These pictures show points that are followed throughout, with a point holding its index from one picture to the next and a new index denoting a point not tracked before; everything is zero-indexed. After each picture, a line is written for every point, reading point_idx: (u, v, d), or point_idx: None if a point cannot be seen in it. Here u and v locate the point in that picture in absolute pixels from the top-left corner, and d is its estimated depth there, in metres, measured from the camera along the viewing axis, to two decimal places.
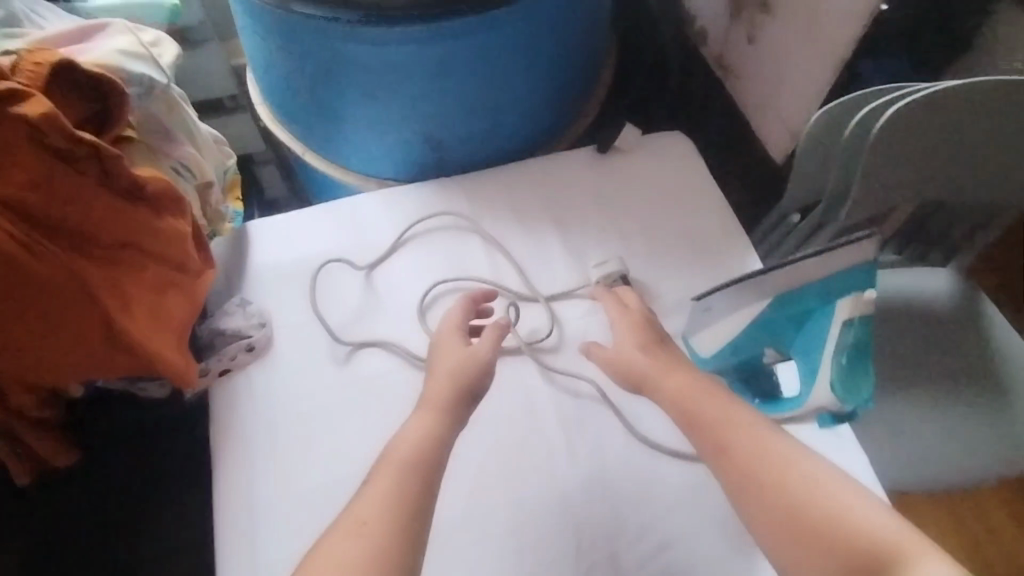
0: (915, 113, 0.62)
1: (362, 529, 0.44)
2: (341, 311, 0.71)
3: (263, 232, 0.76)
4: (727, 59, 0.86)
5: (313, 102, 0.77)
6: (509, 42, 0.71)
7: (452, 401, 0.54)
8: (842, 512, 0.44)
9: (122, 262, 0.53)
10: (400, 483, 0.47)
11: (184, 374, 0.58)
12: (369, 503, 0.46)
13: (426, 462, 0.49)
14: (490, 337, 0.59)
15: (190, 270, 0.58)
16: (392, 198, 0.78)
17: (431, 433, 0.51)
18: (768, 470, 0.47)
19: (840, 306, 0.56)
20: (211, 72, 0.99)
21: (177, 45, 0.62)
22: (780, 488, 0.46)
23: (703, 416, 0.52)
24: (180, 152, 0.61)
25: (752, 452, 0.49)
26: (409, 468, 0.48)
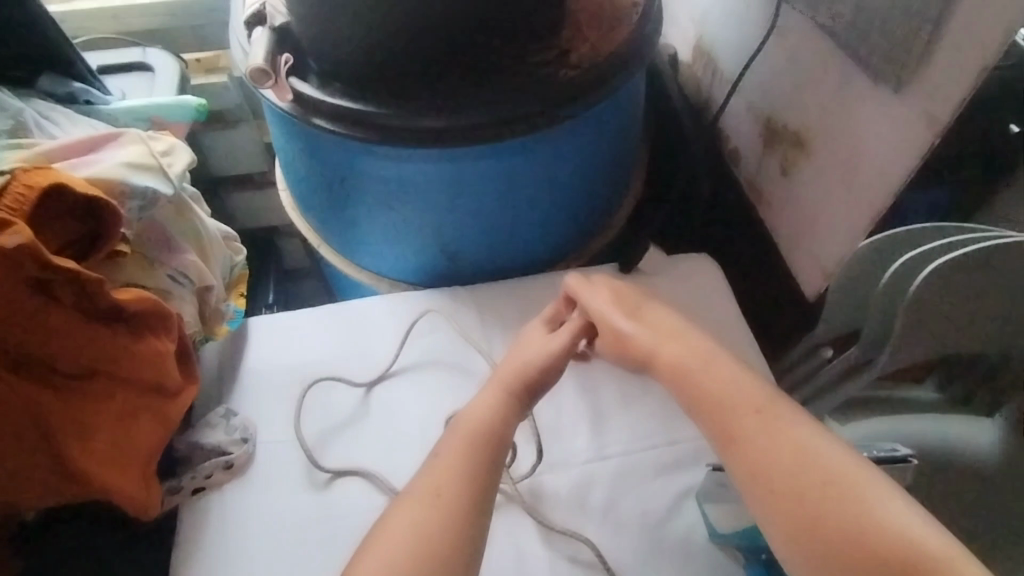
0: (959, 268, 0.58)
1: (437, 499, 0.49)
2: (332, 432, 0.70)
3: (263, 336, 0.76)
4: (760, 184, 0.83)
5: (330, 205, 0.76)
6: (530, 166, 0.69)
7: (527, 383, 0.59)
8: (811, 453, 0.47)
9: (94, 390, 0.54)
10: (471, 461, 0.52)
11: (144, 505, 0.58)
12: (435, 476, 0.51)
13: (491, 438, 0.54)
14: (567, 333, 0.63)
15: (167, 392, 0.59)
16: (399, 312, 0.77)
17: (497, 413, 0.56)
18: (728, 407, 0.51)
19: None
20: (239, 153, 0.98)
21: (193, 152, 0.61)
22: (735, 415, 0.50)
23: (689, 356, 0.54)
24: (178, 261, 0.62)
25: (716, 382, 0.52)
26: (480, 443, 0.54)
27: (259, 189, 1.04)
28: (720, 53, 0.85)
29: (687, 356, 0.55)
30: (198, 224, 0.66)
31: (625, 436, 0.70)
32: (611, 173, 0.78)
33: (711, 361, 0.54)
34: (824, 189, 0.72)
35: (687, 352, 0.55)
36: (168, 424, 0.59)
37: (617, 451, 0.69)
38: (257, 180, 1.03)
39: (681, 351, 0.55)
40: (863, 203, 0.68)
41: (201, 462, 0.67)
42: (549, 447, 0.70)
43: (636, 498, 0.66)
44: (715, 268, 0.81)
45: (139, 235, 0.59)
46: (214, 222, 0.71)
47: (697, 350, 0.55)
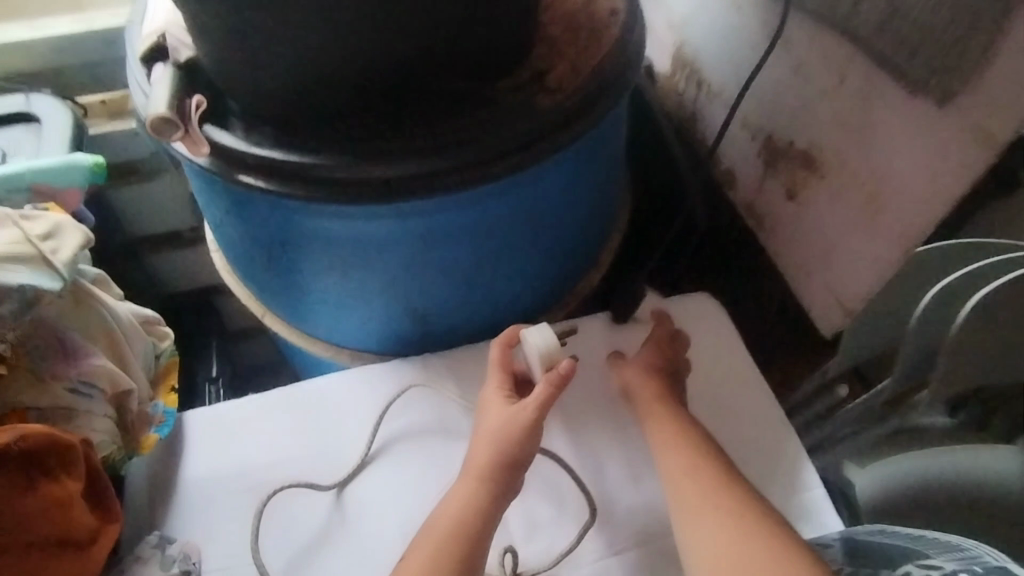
0: None
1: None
2: (297, 548, 0.58)
3: (200, 434, 0.63)
4: (759, 210, 0.75)
5: (271, 271, 0.64)
6: (507, 212, 0.58)
7: (507, 458, 0.54)
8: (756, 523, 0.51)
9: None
10: (435, 571, 0.49)
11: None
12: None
13: (463, 537, 0.51)
14: (539, 395, 0.55)
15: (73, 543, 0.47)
16: (362, 389, 0.65)
17: (471, 510, 0.52)
18: (712, 507, 0.53)
19: None
20: (160, 205, 0.85)
21: (86, 229, 0.49)
22: (718, 511, 0.52)
23: (670, 434, 0.58)
24: (80, 369, 0.50)
25: (700, 478, 0.54)
26: (447, 543, 0.51)
27: (188, 247, 0.91)
28: (704, 65, 0.76)
29: (661, 430, 0.58)
30: (106, 317, 0.53)
31: (643, 520, 0.59)
32: (597, 209, 0.68)
33: (690, 435, 0.57)
34: (842, 218, 0.64)
35: (664, 422, 0.58)
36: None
37: (633, 542, 0.58)
38: (186, 237, 0.90)
39: (666, 431, 0.58)
40: (895, 233, 0.59)
41: None
42: (556, 539, 0.58)
43: None
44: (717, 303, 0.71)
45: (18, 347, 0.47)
46: (127, 305, 0.58)
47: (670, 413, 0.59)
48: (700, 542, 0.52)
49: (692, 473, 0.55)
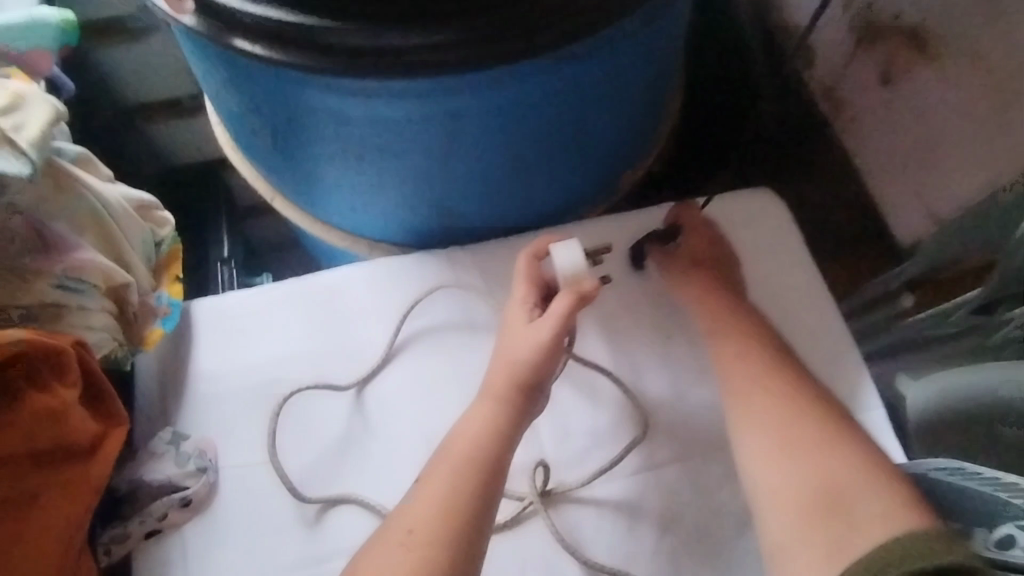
0: None
1: (410, 541, 0.43)
2: (317, 449, 0.54)
3: (208, 327, 0.58)
4: (840, 93, 0.66)
5: (280, 151, 0.57)
6: (554, 91, 0.50)
7: (527, 379, 0.49)
8: (837, 462, 0.45)
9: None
10: (456, 490, 0.45)
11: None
12: (411, 511, 0.44)
13: (483, 458, 0.46)
14: (561, 312, 0.48)
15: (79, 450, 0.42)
16: (382, 281, 0.60)
17: (493, 430, 0.47)
18: (786, 445, 0.46)
19: None
20: (156, 69, 0.76)
21: (59, 103, 0.41)
22: (798, 448, 0.46)
23: (743, 365, 0.50)
24: (62, 263, 0.43)
25: (773, 411, 0.48)
26: (463, 462, 0.46)
27: (190, 117, 0.83)
28: None
29: (733, 361, 0.51)
30: (90, 202, 0.46)
31: (684, 436, 0.54)
32: (654, 91, 0.59)
33: (764, 363, 0.50)
34: (949, 107, 0.55)
35: (741, 355, 0.51)
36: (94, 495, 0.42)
37: (671, 455, 0.54)
38: (187, 105, 0.82)
39: (740, 361, 0.51)
40: None
41: (150, 500, 0.52)
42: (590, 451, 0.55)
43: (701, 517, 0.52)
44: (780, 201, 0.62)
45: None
46: (118, 189, 0.51)
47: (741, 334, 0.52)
48: (761, 451, 0.47)
49: (764, 408, 0.48)
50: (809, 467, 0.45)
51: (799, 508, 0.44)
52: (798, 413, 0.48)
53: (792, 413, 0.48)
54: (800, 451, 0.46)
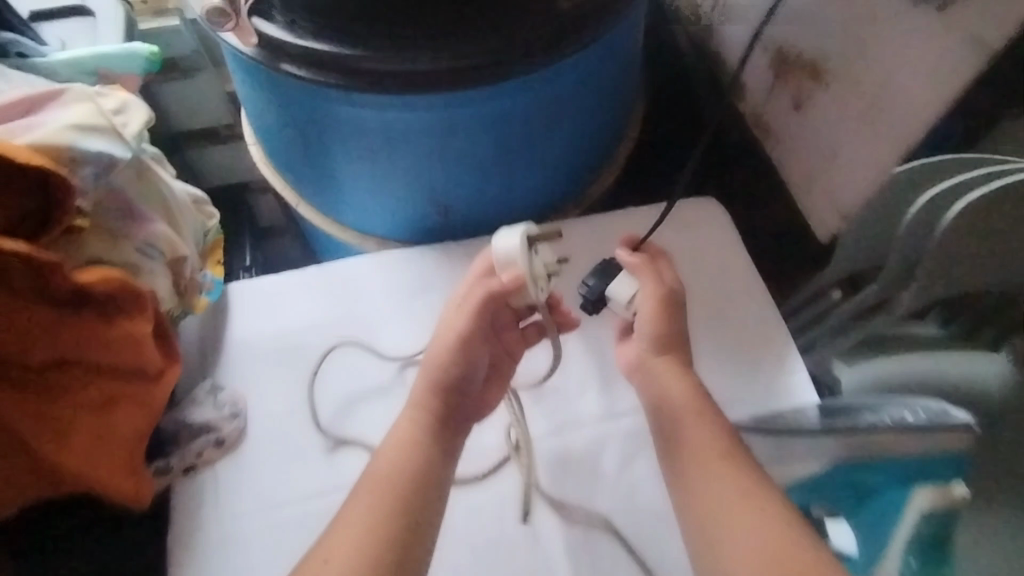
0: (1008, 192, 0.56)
1: (327, 566, 0.46)
2: (333, 398, 0.65)
3: (244, 302, 0.70)
4: (768, 120, 0.80)
5: (308, 159, 0.70)
6: (529, 109, 0.63)
7: (440, 398, 0.55)
8: (768, 499, 0.49)
9: (67, 382, 0.47)
10: (376, 524, 0.48)
11: (134, 495, 0.52)
12: (336, 536, 0.47)
13: (399, 483, 0.50)
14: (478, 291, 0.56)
15: (148, 375, 0.51)
16: (390, 267, 0.72)
17: (409, 463, 0.51)
18: (717, 486, 0.50)
19: (917, 496, 0.56)
20: (201, 103, 0.91)
21: (150, 112, 0.55)
22: (721, 486, 0.50)
23: (681, 393, 0.55)
24: (145, 233, 0.55)
25: (700, 448, 0.52)
26: (381, 485, 0.50)
27: (225, 145, 0.97)
28: None
29: (675, 395, 0.55)
30: (162, 188, 0.59)
31: None
32: (611, 114, 0.72)
33: (697, 402, 0.55)
34: (842, 127, 0.69)
35: (673, 375, 0.56)
36: (155, 409, 0.52)
37: (630, 409, 0.63)
38: (223, 135, 0.96)
39: (677, 389, 0.55)
40: (890, 138, 0.64)
41: (191, 440, 0.62)
42: None
43: (655, 460, 0.61)
44: (719, 205, 0.75)
45: (99, 206, 0.52)
46: (180, 184, 0.64)
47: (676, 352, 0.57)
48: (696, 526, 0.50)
49: (693, 445, 0.53)
50: (738, 505, 0.49)
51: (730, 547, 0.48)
52: (720, 451, 0.52)
53: (717, 453, 0.52)
54: (727, 492, 0.50)
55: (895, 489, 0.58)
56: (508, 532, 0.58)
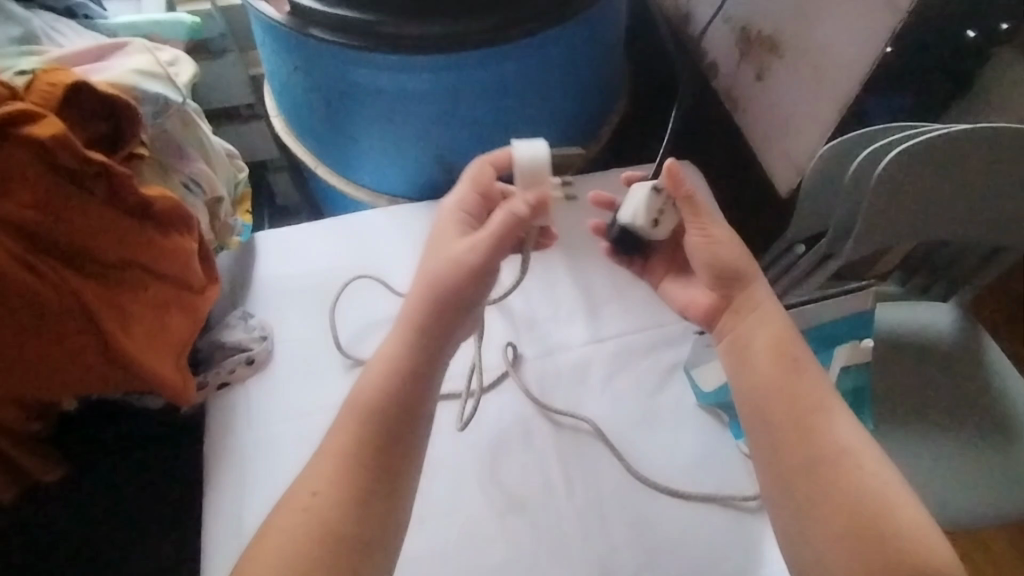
0: (938, 148, 0.63)
1: (312, 502, 0.46)
2: (351, 330, 0.75)
3: (271, 248, 0.80)
4: (736, 92, 0.89)
5: (328, 121, 0.79)
6: (522, 75, 0.72)
7: (433, 334, 0.50)
8: (855, 456, 0.50)
9: (126, 279, 0.58)
10: (356, 456, 0.48)
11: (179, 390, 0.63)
12: (314, 469, 0.48)
13: (382, 416, 0.49)
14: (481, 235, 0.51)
15: (194, 287, 0.63)
16: (400, 221, 0.82)
17: (394, 382, 0.50)
18: (784, 446, 0.51)
19: (840, 353, 0.71)
20: (227, 82, 1.00)
21: (194, 64, 0.66)
22: (791, 444, 0.51)
23: (765, 344, 0.55)
24: (191, 169, 0.64)
25: (781, 401, 0.52)
26: (358, 420, 0.49)
27: (247, 123, 1.06)
28: None
29: (759, 348, 0.54)
30: (205, 137, 0.67)
31: (618, 322, 0.75)
32: (599, 85, 0.81)
33: (785, 352, 0.54)
34: (797, 93, 0.78)
35: (757, 326, 0.55)
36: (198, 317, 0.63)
37: (613, 333, 0.74)
38: (245, 113, 1.05)
39: (762, 340, 0.55)
40: (835, 97, 0.73)
41: (225, 358, 0.72)
42: (550, 332, 0.74)
43: (632, 374, 0.72)
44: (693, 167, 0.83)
45: (152, 142, 0.61)
46: (219, 141, 0.73)
47: (749, 304, 0.56)
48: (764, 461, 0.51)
49: (772, 396, 0.53)
50: (806, 453, 0.51)
51: (787, 488, 0.50)
52: (802, 407, 0.52)
53: (798, 412, 0.52)
54: (803, 446, 0.51)
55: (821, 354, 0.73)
56: (504, 434, 0.68)
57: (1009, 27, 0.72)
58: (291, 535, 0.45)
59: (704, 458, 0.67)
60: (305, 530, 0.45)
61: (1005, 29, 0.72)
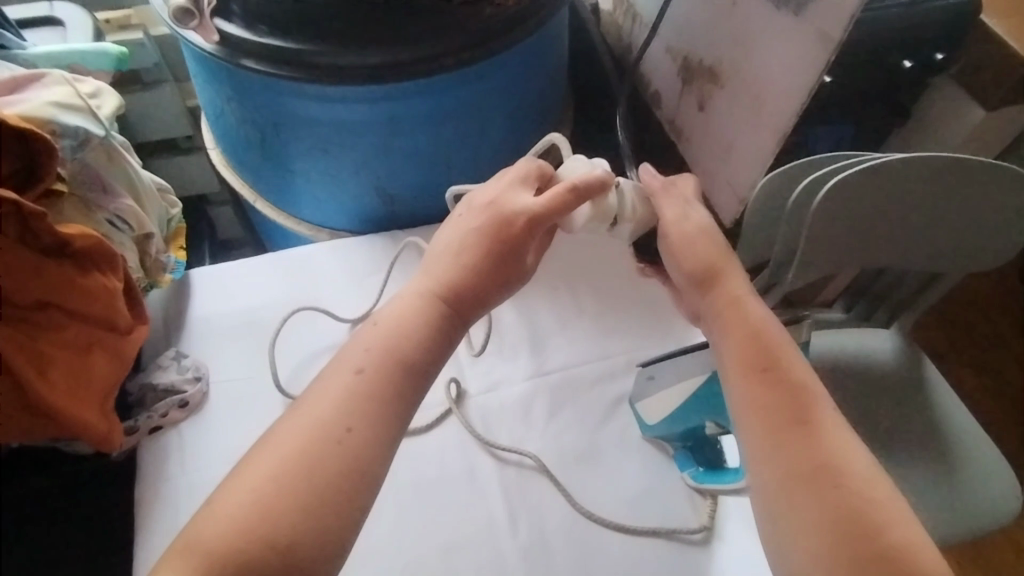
0: (876, 177, 0.63)
1: (346, 439, 0.43)
2: (293, 367, 0.73)
3: (205, 285, 0.78)
4: (678, 121, 0.90)
5: (264, 153, 0.77)
6: (464, 105, 0.72)
7: (462, 302, 0.51)
8: (857, 466, 0.44)
9: (45, 321, 0.57)
10: (346, 411, 0.44)
11: (104, 438, 0.61)
12: (341, 403, 0.44)
13: (419, 364, 0.47)
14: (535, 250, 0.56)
15: (118, 328, 0.61)
16: (340, 252, 0.81)
17: (408, 343, 0.47)
18: (779, 451, 0.46)
19: None
20: (162, 114, 0.97)
21: (118, 95, 0.63)
22: (787, 451, 0.45)
23: (741, 341, 0.51)
24: (115, 205, 0.62)
25: (771, 405, 0.47)
26: (392, 363, 0.46)
27: (185, 155, 1.04)
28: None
29: (735, 346, 0.51)
30: (133, 171, 0.65)
31: (562, 351, 0.74)
32: (542, 115, 0.81)
33: (766, 348, 0.50)
34: (736, 122, 0.79)
35: (731, 320, 0.53)
36: (120, 359, 0.62)
37: (556, 366, 0.73)
38: (182, 145, 1.03)
39: (737, 337, 0.51)
40: (771, 128, 0.74)
41: (156, 402, 0.69)
42: (495, 365, 0.73)
43: (577, 407, 0.70)
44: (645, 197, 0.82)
45: (73, 178, 0.59)
46: (148, 174, 0.70)
47: (722, 294, 0.55)
48: (764, 443, 0.46)
49: (763, 400, 0.48)
50: (805, 462, 0.45)
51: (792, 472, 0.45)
52: (794, 414, 0.47)
53: (790, 417, 0.47)
54: (799, 454, 0.45)
55: None
56: (449, 470, 0.66)
57: (944, 57, 0.74)
58: (315, 468, 0.42)
59: (650, 491, 0.66)
60: (327, 465, 0.42)
61: (940, 59, 0.74)
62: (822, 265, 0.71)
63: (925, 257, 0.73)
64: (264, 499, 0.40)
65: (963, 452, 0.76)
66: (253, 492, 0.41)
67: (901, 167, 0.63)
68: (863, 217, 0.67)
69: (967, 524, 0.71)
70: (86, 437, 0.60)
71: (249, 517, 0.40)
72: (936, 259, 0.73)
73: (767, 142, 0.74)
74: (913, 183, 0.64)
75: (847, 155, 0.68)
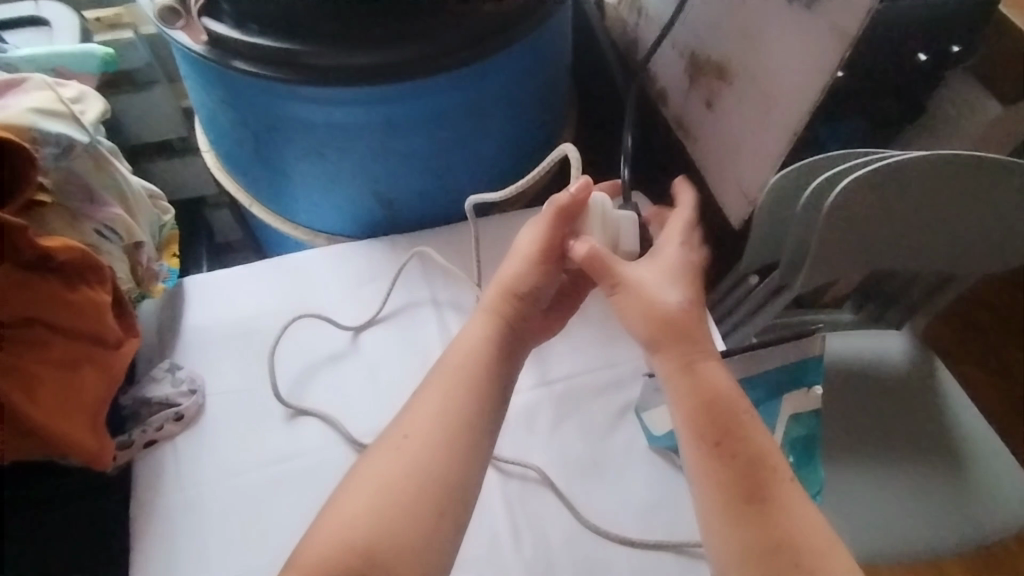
0: (893, 177, 0.60)
1: (408, 441, 0.51)
2: (292, 377, 0.71)
3: (200, 294, 0.75)
4: (685, 119, 0.88)
5: (258, 156, 0.74)
6: (464, 107, 0.69)
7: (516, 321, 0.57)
8: (812, 542, 0.47)
9: (28, 338, 0.55)
10: (442, 422, 0.51)
11: (97, 455, 0.58)
12: (414, 415, 0.52)
13: (485, 381, 0.54)
14: (542, 239, 0.57)
15: (109, 341, 0.59)
16: (337, 256, 0.78)
17: (486, 359, 0.54)
18: (736, 530, 0.48)
19: (787, 402, 0.70)
20: (155, 115, 0.94)
21: (104, 98, 0.61)
22: (741, 529, 0.47)
23: (691, 411, 0.51)
24: (104, 214, 0.60)
25: (723, 484, 0.49)
26: (477, 392, 0.53)
27: (179, 157, 1.01)
28: None
29: (686, 415, 0.51)
30: (122, 179, 0.62)
31: (573, 355, 0.72)
32: (545, 116, 0.79)
33: (720, 419, 0.50)
34: (745, 120, 0.77)
35: (680, 385, 0.52)
36: (114, 373, 0.60)
37: (560, 375, 0.71)
38: (176, 147, 1.00)
39: (687, 407, 0.51)
40: (781, 128, 0.71)
41: (151, 415, 0.67)
42: None
43: (579, 420, 0.68)
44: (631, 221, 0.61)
45: (56, 188, 0.57)
46: (139, 180, 0.68)
47: (679, 353, 0.53)
48: (717, 524, 0.48)
49: (716, 476, 0.49)
50: (759, 539, 0.47)
51: (745, 553, 0.47)
52: (746, 489, 0.48)
53: (744, 494, 0.48)
54: (754, 531, 0.47)
55: (767, 401, 0.69)
56: None
57: (961, 48, 0.72)
58: (399, 488, 0.48)
59: (659, 501, 0.64)
60: (404, 489, 0.48)
61: (957, 52, 0.72)
62: (835, 267, 0.69)
63: (944, 259, 0.71)
64: (366, 507, 0.47)
65: (969, 460, 0.74)
66: (367, 503, 0.48)
67: (920, 167, 0.60)
68: (878, 219, 0.64)
69: (977, 537, 0.70)
70: (77, 456, 0.58)
71: (342, 544, 0.46)
72: (955, 262, 0.71)
73: (777, 141, 0.72)
74: (931, 186, 0.62)
75: (861, 154, 0.66)
